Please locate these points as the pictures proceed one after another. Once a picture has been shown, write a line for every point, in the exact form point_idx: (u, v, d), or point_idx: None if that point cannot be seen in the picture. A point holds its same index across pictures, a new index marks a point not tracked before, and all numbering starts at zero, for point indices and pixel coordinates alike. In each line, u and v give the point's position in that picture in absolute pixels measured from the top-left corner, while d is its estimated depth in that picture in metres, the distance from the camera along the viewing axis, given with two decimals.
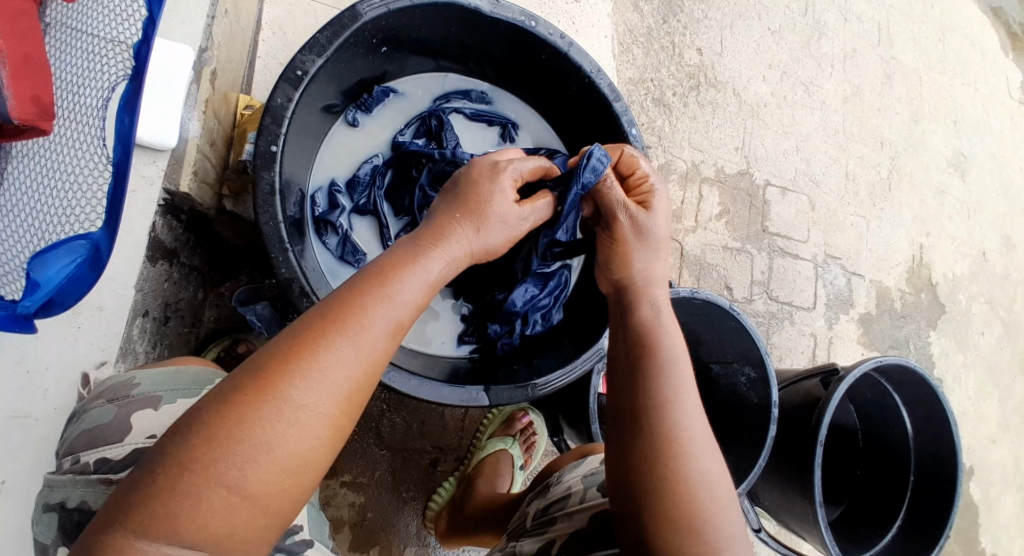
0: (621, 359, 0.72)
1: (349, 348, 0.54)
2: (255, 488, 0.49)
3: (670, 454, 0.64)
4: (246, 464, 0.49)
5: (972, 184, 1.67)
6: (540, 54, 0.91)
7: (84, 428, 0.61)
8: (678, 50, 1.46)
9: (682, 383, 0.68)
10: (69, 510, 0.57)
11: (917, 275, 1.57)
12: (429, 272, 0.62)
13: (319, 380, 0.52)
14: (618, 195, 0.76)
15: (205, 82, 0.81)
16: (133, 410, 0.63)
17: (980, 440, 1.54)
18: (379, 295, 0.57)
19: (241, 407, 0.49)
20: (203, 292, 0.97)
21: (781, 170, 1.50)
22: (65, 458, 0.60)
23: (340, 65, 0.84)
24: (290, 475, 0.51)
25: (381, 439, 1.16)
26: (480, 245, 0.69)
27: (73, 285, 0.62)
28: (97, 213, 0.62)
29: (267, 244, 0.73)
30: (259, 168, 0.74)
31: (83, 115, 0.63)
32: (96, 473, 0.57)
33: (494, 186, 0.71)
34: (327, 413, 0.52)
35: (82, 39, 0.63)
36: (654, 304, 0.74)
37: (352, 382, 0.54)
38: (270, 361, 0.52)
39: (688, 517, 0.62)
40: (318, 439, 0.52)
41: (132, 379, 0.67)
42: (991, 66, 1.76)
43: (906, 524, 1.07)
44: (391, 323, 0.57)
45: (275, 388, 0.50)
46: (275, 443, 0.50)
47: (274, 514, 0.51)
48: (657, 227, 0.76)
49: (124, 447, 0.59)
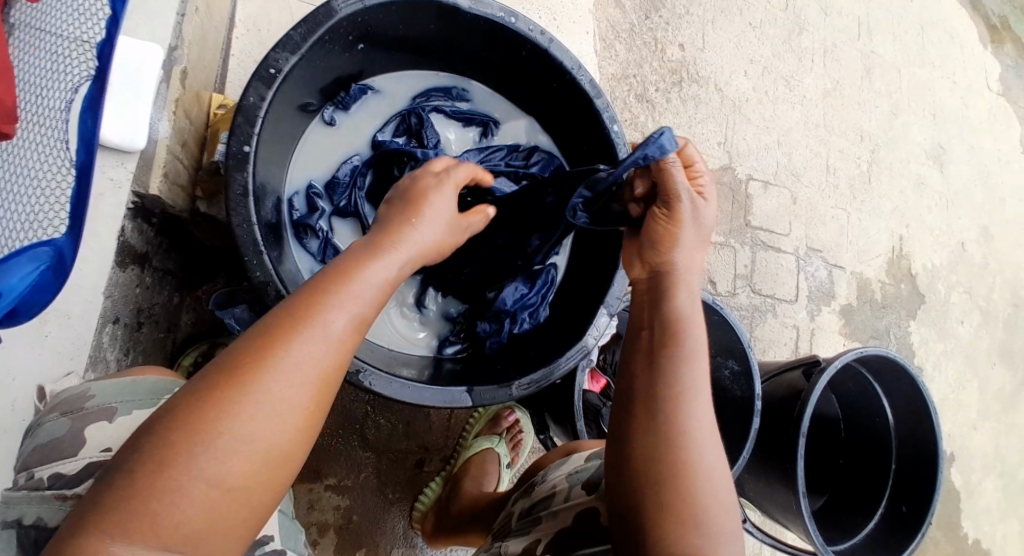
0: (641, 347, 0.70)
1: (313, 340, 0.53)
2: (232, 483, 0.48)
3: (678, 447, 0.63)
4: (219, 459, 0.48)
5: (950, 175, 1.69)
6: (520, 51, 0.90)
7: (38, 442, 0.60)
8: (660, 46, 1.46)
9: (698, 377, 0.67)
10: (25, 527, 0.55)
11: (897, 267, 1.58)
12: (392, 266, 0.61)
13: (286, 372, 0.51)
14: (683, 187, 0.69)
15: (175, 81, 0.78)
16: (85, 423, 0.60)
17: (960, 428, 1.56)
18: (342, 286, 0.56)
19: (209, 403, 0.48)
20: (180, 295, 0.95)
21: (763, 164, 1.50)
22: (21, 474, 0.59)
23: (315, 63, 0.82)
24: (265, 470, 0.50)
25: (366, 441, 1.15)
26: (435, 239, 0.68)
27: (38, 293, 0.59)
28: (59, 218, 0.60)
29: (241, 248, 0.71)
30: (231, 170, 0.72)
31: (46, 117, 0.61)
32: (50, 489, 0.56)
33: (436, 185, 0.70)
34: (295, 406, 0.51)
35: (48, 39, 0.62)
36: (690, 292, 0.71)
37: (321, 373, 0.53)
38: (236, 357, 0.51)
39: (692, 511, 0.62)
40: (287, 432, 0.51)
41: (87, 390, 0.64)
42: (969, 59, 1.77)
43: (889, 513, 1.08)
44: (356, 314, 0.56)
45: (242, 382, 0.49)
46: (245, 438, 0.49)
47: (253, 509, 0.50)
48: (710, 218, 0.72)
49: (78, 462, 0.58)
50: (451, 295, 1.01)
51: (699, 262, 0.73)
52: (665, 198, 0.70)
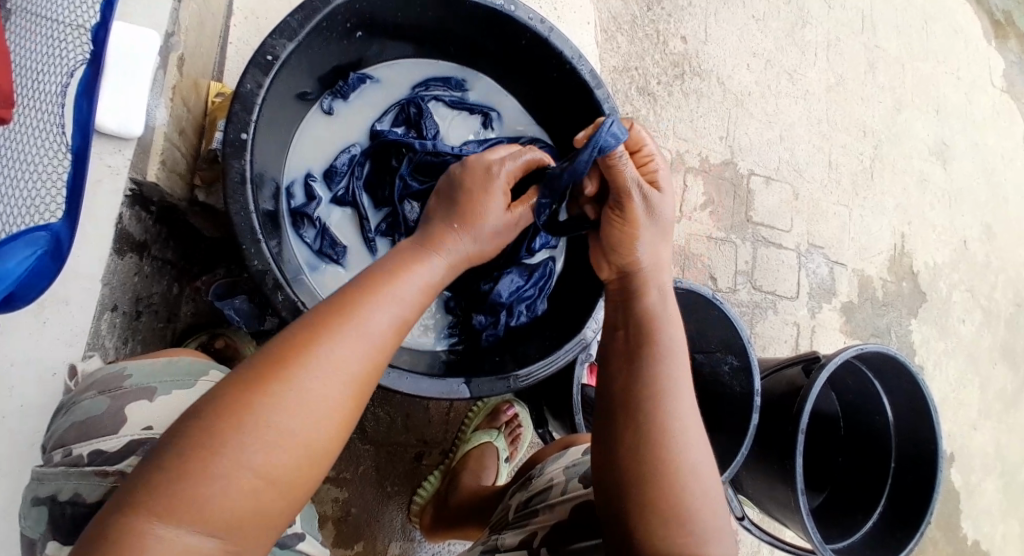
0: (622, 347, 0.70)
1: (357, 338, 0.53)
2: (271, 474, 0.48)
3: (662, 443, 0.63)
4: (260, 449, 0.47)
5: (953, 173, 1.68)
6: (520, 40, 0.89)
7: (76, 419, 0.59)
8: (662, 39, 1.45)
9: (679, 374, 0.67)
10: (61, 503, 0.55)
11: (899, 264, 1.58)
12: (430, 275, 0.63)
13: (330, 367, 0.51)
14: (634, 182, 0.71)
15: (173, 68, 0.78)
16: (126, 401, 0.60)
17: (961, 427, 1.56)
18: (386, 290, 0.57)
19: (252, 393, 0.48)
20: (179, 285, 0.95)
21: (765, 159, 1.50)
22: (57, 450, 0.58)
23: (313, 50, 0.81)
24: (302, 463, 0.49)
25: (365, 433, 1.15)
26: (473, 247, 0.68)
27: (34, 279, 0.59)
28: (56, 203, 0.60)
29: (238, 236, 0.71)
30: (228, 157, 0.71)
31: (43, 101, 0.61)
32: (90, 465, 0.56)
33: (484, 183, 0.69)
34: (337, 402, 0.51)
35: (43, 23, 0.61)
36: (661, 293, 0.73)
37: (362, 372, 0.53)
38: (282, 350, 0.51)
39: (682, 506, 0.61)
40: (328, 427, 0.51)
41: (123, 370, 0.63)
42: (973, 55, 1.76)
43: (888, 511, 1.08)
44: (396, 318, 0.57)
45: (288, 374, 0.50)
46: (286, 430, 0.48)
47: (286, 502, 0.49)
48: (666, 207, 0.74)
49: (118, 440, 0.57)
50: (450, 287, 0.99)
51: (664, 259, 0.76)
52: (618, 197, 0.72)
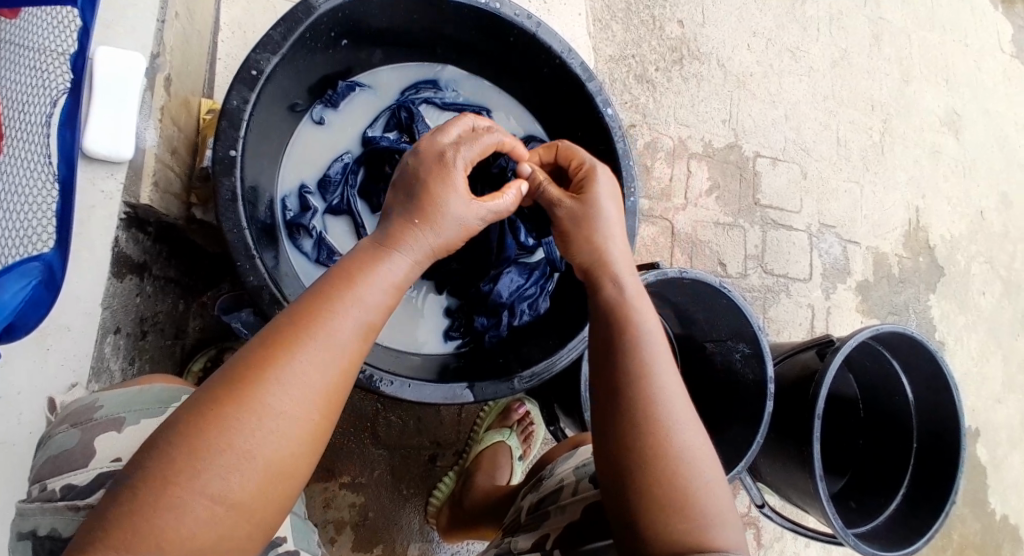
0: (600, 341, 0.69)
1: (315, 350, 0.52)
2: (240, 494, 0.48)
3: (654, 429, 0.62)
4: (223, 471, 0.48)
5: (967, 142, 1.64)
6: (507, 37, 0.88)
7: (49, 454, 0.59)
8: (658, 24, 1.43)
9: (656, 362, 0.66)
10: (40, 538, 0.55)
11: (915, 239, 1.54)
12: (394, 269, 0.60)
13: (293, 382, 0.51)
14: (550, 191, 0.75)
15: (160, 89, 0.78)
16: (95, 433, 0.60)
17: (986, 401, 1.53)
18: (345, 292, 0.55)
19: (215, 417, 0.49)
20: (185, 302, 0.96)
21: (771, 140, 1.47)
22: (34, 486, 0.58)
23: (298, 62, 0.81)
24: (274, 478, 0.50)
25: (377, 438, 1.15)
26: (439, 243, 0.63)
27: (32, 309, 0.60)
28: (48, 233, 0.61)
29: (233, 254, 0.71)
30: (219, 174, 0.72)
31: (30, 132, 0.62)
32: (63, 499, 0.56)
33: (446, 186, 0.64)
34: (299, 415, 0.51)
35: (26, 54, 0.62)
36: (617, 282, 0.71)
37: (327, 381, 0.53)
38: (241, 370, 0.51)
39: (680, 496, 0.60)
40: (292, 442, 0.50)
41: (95, 400, 0.64)
42: (980, 19, 1.71)
43: (911, 492, 1.05)
44: (360, 320, 0.55)
45: (247, 395, 0.49)
46: (247, 450, 0.49)
47: (262, 517, 0.50)
48: (596, 207, 0.73)
49: (89, 472, 0.57)
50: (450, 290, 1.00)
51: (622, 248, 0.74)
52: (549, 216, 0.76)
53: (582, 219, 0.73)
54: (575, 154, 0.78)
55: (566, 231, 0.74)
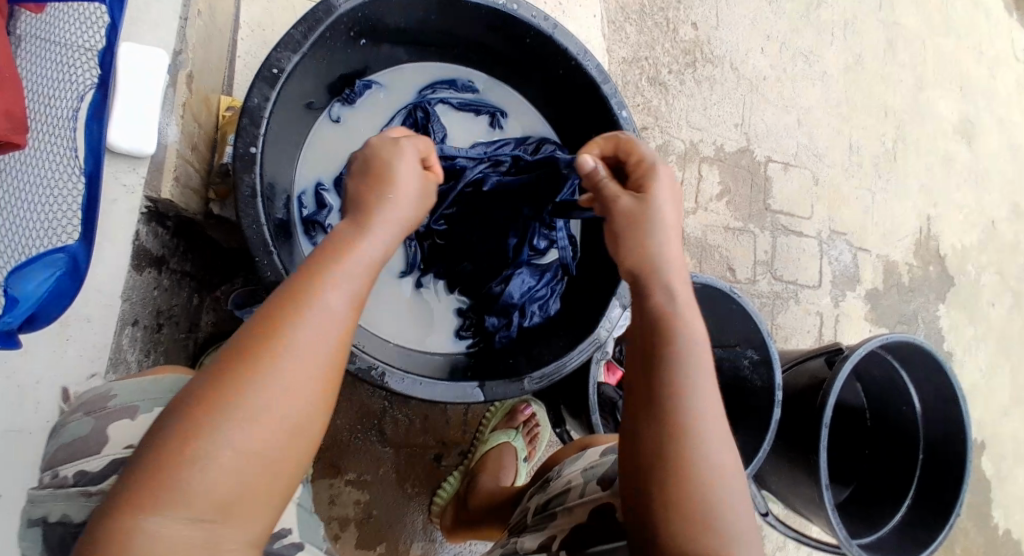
0: (638, 350, 0.68)
1: (309, 322, 0.53)
2: (249, 464, 0.49)
3: (688, 443, 0.62)
4: (227, 444, 0.48)
5: (980, 153, 1.63)
6: (524, 38, 0.89)
7: (61, 442, 0.60)
8: (672, 27, 1.43)
9: (694, 374, 0.65)
10: (51, 524, 0.56)
11: (925, 249, 1.54)
12: (378, 240, 0.59)
13: (291, 354, 0.51)
14: (609, 190, 0.73)
15: (182, 85, 0.79)
16: (108, 421, 0.61)
17: (992, 413, 1.52)
18: (332, 269, 0.55)
19: (217, 394, 0.49)
20: (199, 296, 0.97)
21: (783, 145, 1.47)
22: (46, 472, 0.59)
23: (318, 60, 0.82)
24: (281, 446, 0.50)
25: (384, 436, 1.16)
26: (414, 211, 0.64)
27: (56, 300, 0.61)
28: (73, 226, 0.62)
29: (252, 249, 0.72)
30: (239, 171, 0.72)
31: (56, 126, 0.64)
32: (75, 485, 0.57)
33: (400, 152, 0.65)
34: (301, 385, 0.51)
35: (52, 48, 0.64)
36: (667, 291, 0.68)
37: (325, 351, 0.53)
38: (236, 352, 0.51)
39: (711, 510, 0.61)
40: (297, 409, 0.51)
41: (108, 390, 0.64)
42: (996, 28, 1.70)
43: (917, 502, 1.06)
44: (350, 295, 0.55)
45: (245, 369, 0.50)
46: (252, 422, 0.49)
47: (273, 494, 0.50)
48: (654, 211, 0.70)
49: (102, 459, 0.58)
50: (462, 289, 1.01)
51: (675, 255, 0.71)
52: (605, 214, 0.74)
53: (639, 221, 0.70)
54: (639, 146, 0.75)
55: (621, 230, 0.71)
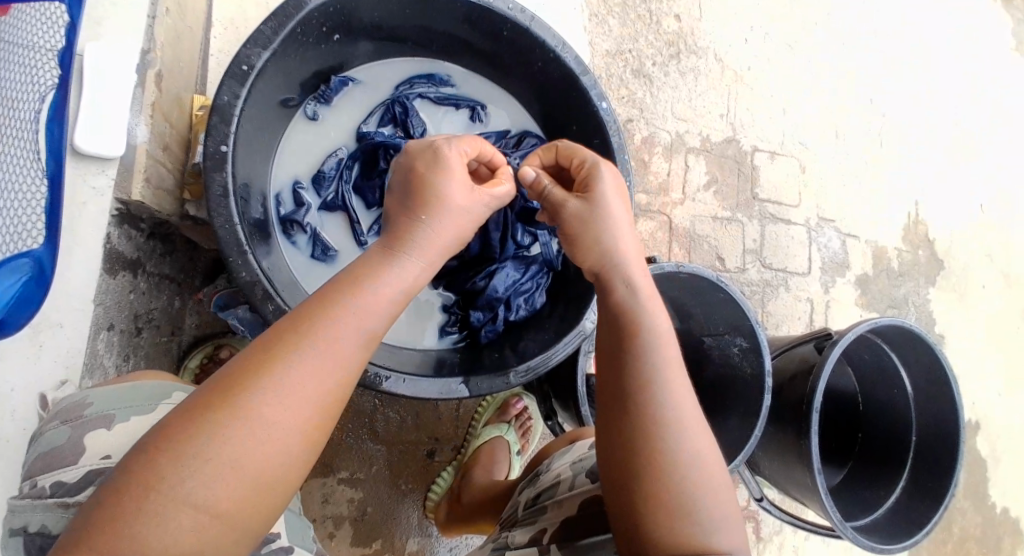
0: (606, 346, 0.68)
1: (305, 358, 0.52)
2: (223, 503, 0.48)
3: (655, 437, 0.62)
4: (201, 479, 0.47)
5: (968, 136, 1.63)
6: (500, 30, 0.88)
7: (39, 451, 0.59)
8: (655, 18, 1.42)
9: (662, 372, 0.64)
10: (30, 535, 0.55)
11: (914, 233, 1.53)
12: (397, 277, 0.58)
13: (283, 390, 0.50)
14: (554, 192, 0.72)
15: (151, 85, 0.78)
16: (85, 430, 0.60)
17: (986, 396, 1.52)
18: (340, 304, 0.55)
19: (197, 426, 0.48)
20: (181, 299, 0.96)
21: (769, 134, 1.46)
22: (25, 482, 0.58)
23: (290, 58, 0.81)
24: (259, 487, 0.49)
25: (375, 434, 1.15)
26: (441, 240, 0.62)
27: (20, 307, 0.61)
28: (38, 229, 0.63)
29: (224, 249, 0.71)
30: (210, 170, 0.71)
31: (19, 128, 0.63)
32: (52, 497, 0.55)
33: (445, 171, 0.64)
34: (288, 424, 0.50)
35: (17, 50, 0.63)
36: (629, 281, 0.69)
37: (320, 389, 0.52)
38: (240, 371, 0.51)
39: (684, 509, 0.60)
40: (280, 450, 0.50)
41: (86, 398, 0.63)
42: (979, 11, 1.70)
43: (910, 485, 1.05)
44: (363, 326, 0.55)
45: (231, 403, 0.49)
46: (231, 458, 0.48)
47: (248, 528, 0.49)
48: (602, 207, 0.70)
49: (79, 470, 0.57)
50: (446, 285, 1.00)
51: (631, 250, 0.71)
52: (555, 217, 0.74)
53: (587, 219, 0.70)
54: (580, 149, 0.76)
55: (574, 232, 0.71)
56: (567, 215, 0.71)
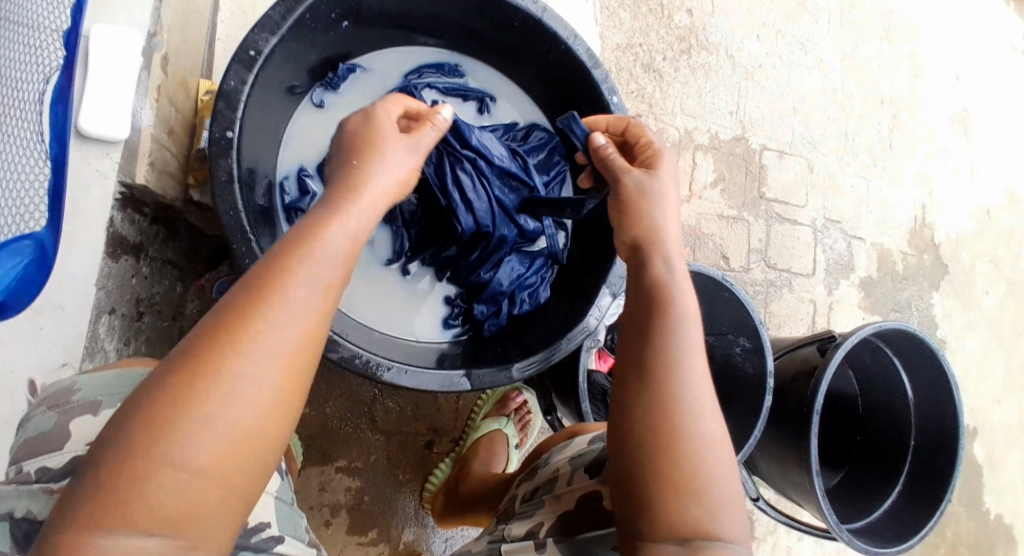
0: (635, 316, 0.68)
1: (276, 315, 0.51)
2: (212, 464, 0.47)
3: (674, 422, 0.61)
4: (187, 444, 0.46)
5: (977, 141, 1.62)
6: (512, 21, 0.87)
7: (27, 436, 0.59)
8: (667, 12, 1.41)
9: (684, 352, 0.64)
10: (16, 521, 0.54)
11: (920, 236, 1.53)
12: (350, 227, 0.58)
13: (256, 349, 0.50)
14: (619, 164, 0.72)
15: (157, 68, 0.77)
16: (72, 417, 0.59)
17: (985, 401, 1.52)
18: (301, 259, 0.54)
19: (175, 392, 0.47)
20: (183, 283, 0.95)
21: (777, 133, 1.45)
22: (11, 468, 0.58)
23: (297, 44, 0.80)
24: (244, 444, 0.49)
25: (374, 422, 1.15)
26: (386, 186, 0.63)
27: (25, 288, 0.61)
28: (40, 211, 0.62)
29: (228, 236, 0.71)
30: (216, 156, 0.71)
31: (25, 108, 0.62)
32: (37, 482, 0.55)
33: (375, 130, 0.65)
34: (265, 379, 0.50)
35: (23, 28, 0.62)
36: (667, 262, 0.69)
37: (292, 343, 0.52)
38: (204, 335, 0.50)
39: (702, 492, 0.59)
40: (260, 406, 0.50)
41: (74, 383, 0.63)
42: (995, 14, 1.68)
43: (907, 490, 1.05)
44: (321, 282, 0.55)
45: (205, 366, 0.48)
46: (214, 420, 0.48)
47: (240, 487, 0.49)
48: (661, 189, 0.71)
49: (63, 456, 0.57)
50: (450, 276, 0.98)
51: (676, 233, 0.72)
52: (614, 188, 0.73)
53: (647, 195, 0.70)
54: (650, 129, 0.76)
55: (627, 201, 0.71)
56: (625, 185, 0.71)
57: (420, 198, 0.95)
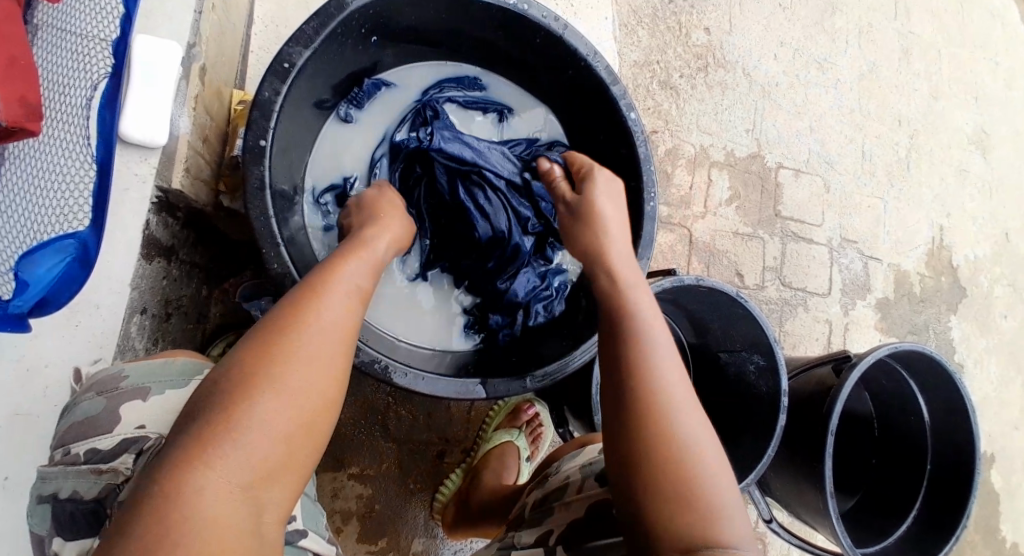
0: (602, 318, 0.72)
1: (331, 304, 0.58)
2: (287, 424, 0.50)
3: (658, 404, 0.62)
4: (266, 403, 0.50)
5: (995, 164, 1.61)
6: (534, 38, 0.89)
7: (76, 419, 0.61)
8: (684, 30, 1.43)
9: (657, 338, 0.67)
10: (61, 500, 0.57)
11: (937, 259, 1.52)
12: (373, 256, 0.68)
13: (319, 328, 0.55)
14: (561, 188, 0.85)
15: (195, 78, 0.81)
16: (120, 401, 0.61)
17: (1003, 427, 1.50)
18: (344, 270, 0.63)
19: (256, 361, 0.51)
20: (208, 288, 0.98)
21: (794, 152, 1.46)
22: (58, 450, 0.60)
23: (328, 58, 0.83)
24: (313, 410, 0.52)
25: (388, 431, 1.16)
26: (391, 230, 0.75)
27: (66, 284, 0.65)
28: (83, 211, 0.65)
29: (259, 241, 0.73)
30: (249, 163, 0.73)
31: (69, 114, 0.65)
32: (86, 463, 0.57)
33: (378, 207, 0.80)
34: (328, 354, 0.55)
35: (69, 38, 0.66)
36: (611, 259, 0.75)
37: (344, 328, 0.57)
38: (272, 321, 0.55)
39: (697, 475, 0.59)
40: (326, 377, 0.54)
41: (120, 371, 0.65)
42: (1013, 38, 1.68)
43: (924, 514, 1.04)
44: (360, 287, 0.62)
45: (280, 339, 0.53)
46: (290, 384, 0.51)
47: (306, 456, 0.52)
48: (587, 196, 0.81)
49: (112, 438, 0.59)
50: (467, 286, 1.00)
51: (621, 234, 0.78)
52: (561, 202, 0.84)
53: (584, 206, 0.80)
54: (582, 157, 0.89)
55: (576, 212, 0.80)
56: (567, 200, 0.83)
57: (438, 212, 0.98)
